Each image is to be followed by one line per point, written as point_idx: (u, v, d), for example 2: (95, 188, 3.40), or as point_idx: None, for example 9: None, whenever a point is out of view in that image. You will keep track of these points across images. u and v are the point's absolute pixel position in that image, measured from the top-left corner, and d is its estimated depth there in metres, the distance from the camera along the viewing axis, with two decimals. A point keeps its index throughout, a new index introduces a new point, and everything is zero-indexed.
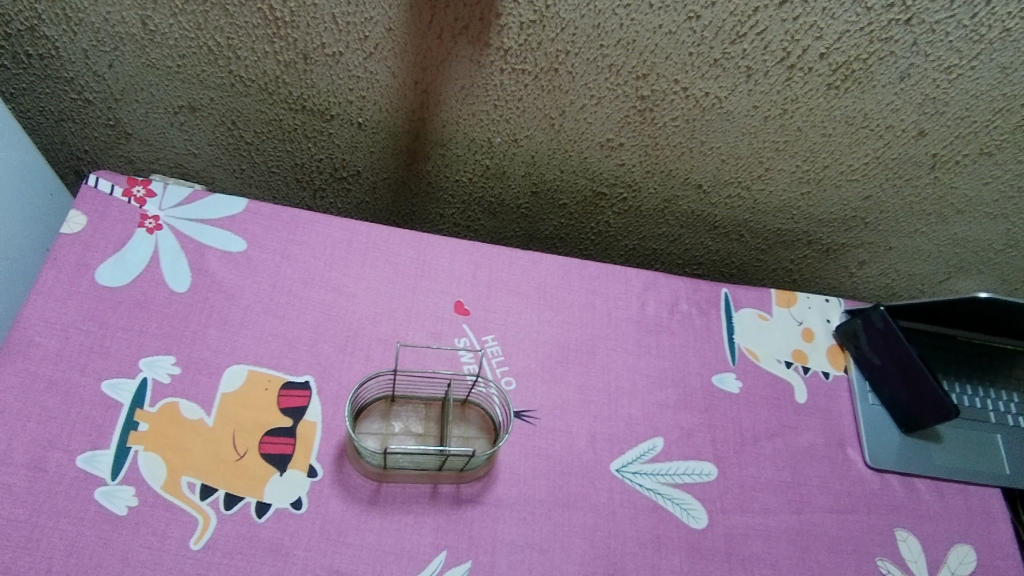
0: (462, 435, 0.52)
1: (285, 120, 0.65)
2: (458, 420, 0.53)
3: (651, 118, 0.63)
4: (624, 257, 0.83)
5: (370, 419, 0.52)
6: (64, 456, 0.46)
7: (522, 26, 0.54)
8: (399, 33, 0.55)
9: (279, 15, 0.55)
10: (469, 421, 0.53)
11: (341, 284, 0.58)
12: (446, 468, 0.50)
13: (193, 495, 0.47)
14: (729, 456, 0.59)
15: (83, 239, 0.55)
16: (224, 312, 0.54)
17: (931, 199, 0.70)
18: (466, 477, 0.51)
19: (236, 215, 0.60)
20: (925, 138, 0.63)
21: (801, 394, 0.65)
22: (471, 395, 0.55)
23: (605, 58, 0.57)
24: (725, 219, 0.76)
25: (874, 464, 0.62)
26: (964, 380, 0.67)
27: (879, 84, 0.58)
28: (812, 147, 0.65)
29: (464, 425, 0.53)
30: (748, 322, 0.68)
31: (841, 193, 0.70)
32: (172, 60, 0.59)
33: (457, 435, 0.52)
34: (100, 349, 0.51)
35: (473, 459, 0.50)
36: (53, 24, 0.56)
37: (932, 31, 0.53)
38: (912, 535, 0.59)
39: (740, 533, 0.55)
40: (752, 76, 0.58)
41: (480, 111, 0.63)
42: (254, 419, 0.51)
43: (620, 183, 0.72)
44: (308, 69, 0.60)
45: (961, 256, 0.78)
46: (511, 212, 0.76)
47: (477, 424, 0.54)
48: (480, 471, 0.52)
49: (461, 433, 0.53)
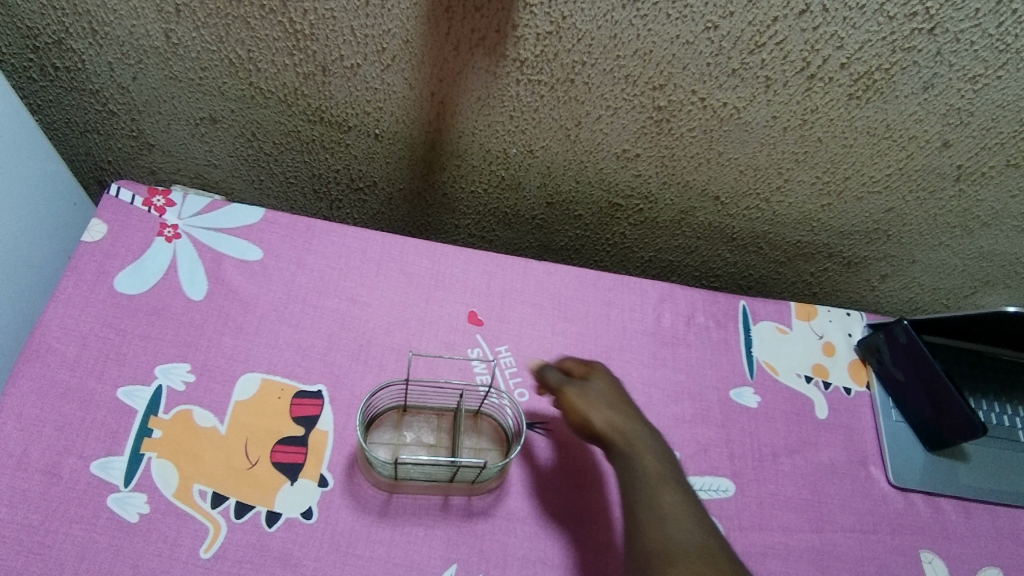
0: (473, 447, 0.52)
1: (303, 131, 0.66)
2: (469, 431, 0.53)
3: (668, 129, 0.63)
4: (640, 268, 0.82)
5: (381, 429, 0.51)
6: (79, 462, 0.46)
7: (538, 36, 0.54)
8: (416, 44, 0.56)
9: (299, 28, 0.55)
10: (481, 433, 0.53)
11: (355, 293, 0.59)
12: (457, 479, 0.50)
13: (204, 503, 0.47)
14: (747, 472, 0.58)
15: (103, 247, 0.56)
16: (239, 320, 0.55)
17: (956, 212, 0.69)
18: (477, 489, 0.51)
19: (253, 225, 0.60)
20: (949, 150, 0.62)
21: (821, 410, 0.63)
22: (483, 407, 0.54)
23: (621, 69, 0.57)
24: (743, 231, 0.75)
25: (898, 483, 0.60)
26: (992, 397, 0.65)
27: (902, 93, 0.57)
28: (833, 158, 0.64)
29: (475, 436, 0.53)
30: (767, 335, 0.66)
31: (862, 205, 0.69)
32: (194, 72, 0.60)
33: (468, 446, 0.52)
34: (117, 356, 0.51)
35: (484, 471, 0.49)
36: (80, 38, 0.57)
37: (957, 40, 0.52)
38: (938, 557, 0.57)
39: (758, 552, 0.54)
40: (771, 86, 0.57)
41: (496, 122, 0.63)
42: (267, 428, 0.51)
43: (636, 195, 0.71)
44: (326, 81, 0.60)
45: (988, 270, 0.76)
46: (526, 223, 0.76)
47: (489, 436, 0.53)
48: (490, 484, 0.51)
49: (472, 445, 0.52)
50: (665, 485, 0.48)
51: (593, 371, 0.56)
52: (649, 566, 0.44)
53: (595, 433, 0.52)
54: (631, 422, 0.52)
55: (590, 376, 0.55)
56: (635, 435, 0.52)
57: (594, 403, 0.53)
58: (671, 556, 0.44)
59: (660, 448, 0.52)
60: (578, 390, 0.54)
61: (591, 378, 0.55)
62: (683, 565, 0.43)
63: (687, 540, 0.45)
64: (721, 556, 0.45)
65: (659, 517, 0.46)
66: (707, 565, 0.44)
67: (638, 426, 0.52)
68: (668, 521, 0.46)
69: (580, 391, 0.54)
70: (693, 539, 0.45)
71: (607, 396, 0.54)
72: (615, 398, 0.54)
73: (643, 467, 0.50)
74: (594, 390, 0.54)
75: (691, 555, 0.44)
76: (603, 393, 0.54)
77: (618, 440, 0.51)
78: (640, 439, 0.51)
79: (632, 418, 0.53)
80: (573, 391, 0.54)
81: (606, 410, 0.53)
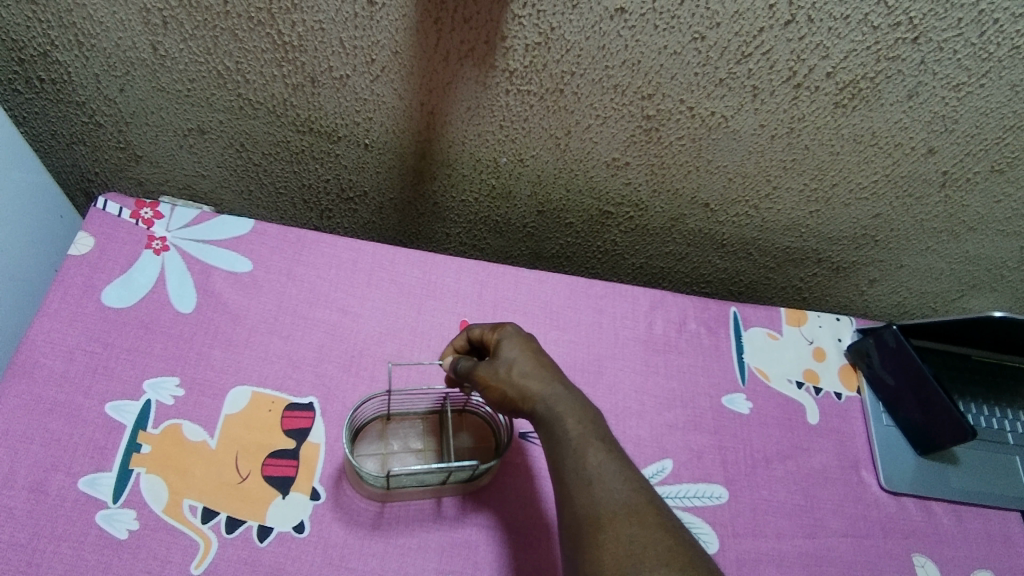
0: (462, 448, 0.52)
1: (293, 141, 0.66)
2: (457, 431, 0.53)
3: (657, 137, 0.63)
4: (630, 275, 0.83)
5: (366, 440, 0.51)
6: (66, 479, 0.46)
7: (527, 47, 0.54)
8: (405, 55, 0.56)
9: (288, 40, 0.55)
10: (468, 432, 0.53)
11: (346, 304, 0.58)
12: (450, 481, 0.49)
13: (195, 518, 0.46)
14: (740, 478, 0.58)
15: (90, 261, 0.55)
16: (229, 333, 0.54)
17: (941, 217, 0.69)
18: (473, 488, 0.51)
19: (242, 236, 0.60)
20: (934, 156, 0.63)
21: (812, 415, 0.63)
22: (467, 405, 0.54)
23: (610, 79, 0.57)
24: (732, 237, 0.75)
25: (890, 487, 0.60)
26: (981, 400, 0.65)
27: (887, 102, 0.58)
28: (821, 165, 0.65)
29: (463, 434, 0.53)
30: (758, 342, 0.66)
31: (849, 212, 0.70)
32: (181, 84, 0.60)
33: (458, 447, 0.52)
34: (104, 371, 0.51)
35: (475, 471, 0.49)
36: (66, 50, 0.57)
37: (940, 50, 0.53)
38: (931, 561, 0.57)
39: (752, 559, 0.54)
40: (758, 95, 0.58)
41: (486, 131, 0.63)
42: (258, 441, 0.50)
43: (626, 203, 0.71)
44: (315, 92, 0.60)
45: (974, 273, 0.77)
46: (518, 231, 0.77)
47: (478, 433, 0.53)
48: (485, 480, 0.51)
49: (460, 445, 0.52)
50: (588, 443, 0.43)
51: (506, 338, 0.50)
52: (578, 536, 0.39)
53: (515, 405, 0.47)
54: (547, 385, 0.46)
55: (502, 346, 0.49)
56: (552, 399, 0.46)
57: (505, 374, 0.47)
58: (599, 521, 0.39)
59: (583, 406, 0.46)
60: (489, 364, 0.49)
61: (502, 348, 0.49)
62: (611, 528, 0.38)
63: (615, 501, 0.39)
64: (655, 512, 0.39)
65: (586, 481, 0.41)
66: (636, 525, 0.38)
67: (555, 387, 0.46)
68: (594, 485, 0.40)
69: (490, 366, 0.48)
70: (622, 498, 0.39)
71: (521, 361, 0.48)
72: (531, 362, 0.48)
73: (564, 428, 0.44)
74: (505, 359, 0.48)
75: (618, 516, 0.38)
76: (516, 358, 0.48)
77: (535, 405, 0.46)
78: (559, 402, 0.45)
79: (548, 381, 0.47)
80: (483, 366, 0.49)
81: (519, 377, 0.47)
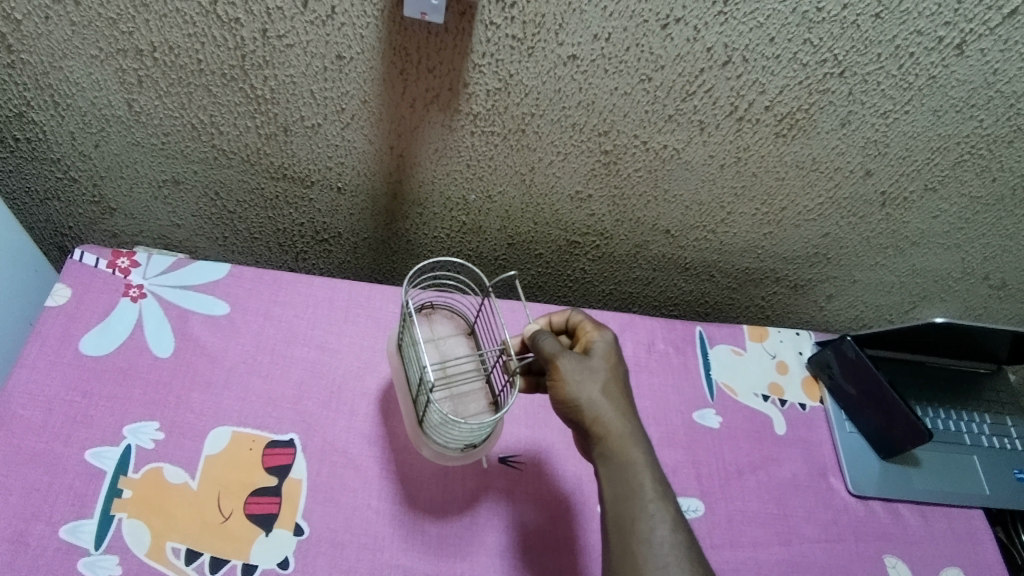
0: (459, 402, 0.51)
1: (267, 188, 0.68)
2: (474, 398, 0.51)
3: (616, 170, 0.67)
4: (601, 301, 0.86)
5: (443, 320, 0.54)
6: (47, 528, 0.46)
7: (488, 93, 0.58)
8: (374, 103, 0.59)
9: (260, 93, 0.58)
10: (480, 402, 0.51)
11: (324, 341, 0.60)
12: (421, 398, 0.51)
13: (178, 560, 0.47)
14: (714, 491, 0.60)
15: (67, 311, 0.56)
16: (207, 375, 0.55)
17: (885, 234, 0.74)
18: (416, 440, 0.54)
19: (219, 280, 0.61)
20: (872, 178, 0.67)
21: (779, 426, 0.66)
22: (498, 394, 0.51)
23: (568, 118, 0.61)
24: (694, 260, 0.79)
25: (857, 491, 0.63)
26: (936, 404, 0.69)
27: (823, 130, 0.62)
28: (769, 191, 0.69)
29: (470, 406, 0.51)
30: (724, 357, 0.69)
31: (800, 233, 0.74)
32: (157, 138, 0.62)
33: (460, 397, 0.51)
34: (83, 419, 0.51)
35: (428, 411, 0.50)
36: (42, 110, 0.59)
37: (865, 82, 0.58)
38: (902, 561, 0.60)
39: (731, 568, 0.56)
40: (704, 128, 0.62)
41: (454, 171, 0.66)
42: (239, 479, 0.51)
43: (592, 232, 0.75)
44: (288, 140, 0.63)
45: (923, 286, 0.82)
46: (490, 264, 0.79)
47: (474, 419, 0.50)
48: (425, 452, 0.53)
49: (453, 408, 0.50)
50: (662, 518, 0.44)
51: (597, 346, 0.51)
52: None
53: (583, 418, 0.48)
54: (622, 415, 0.48)
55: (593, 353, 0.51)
56: (626, 433, 0.47)
57: (587, 380, 0.48)
58: None
59: (652, 458, 0.48)
60: (575, 363, 0.49)
61: (592, 355, 0.51)
62: None
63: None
64: None
65: (658, 558, 0.43)
66: None
67: (631, 425, 0.48)
68: (668, 567, 0.42)
69: (575, 364, 0.49)
70: None
71: (606, 378, 0.49)
72: (614, 385, 0.50)
73: (634, 479, 0.46)
74: (593, 370, 0.49)
75: None
76: (602, 374, 0.49)
77: (609, 432, 0.47)
78: (632, 441, 0.47)
79: (625, 414, 0.49)
80: (569, 364, 0.49)
81: (600, 393, 0.48)
